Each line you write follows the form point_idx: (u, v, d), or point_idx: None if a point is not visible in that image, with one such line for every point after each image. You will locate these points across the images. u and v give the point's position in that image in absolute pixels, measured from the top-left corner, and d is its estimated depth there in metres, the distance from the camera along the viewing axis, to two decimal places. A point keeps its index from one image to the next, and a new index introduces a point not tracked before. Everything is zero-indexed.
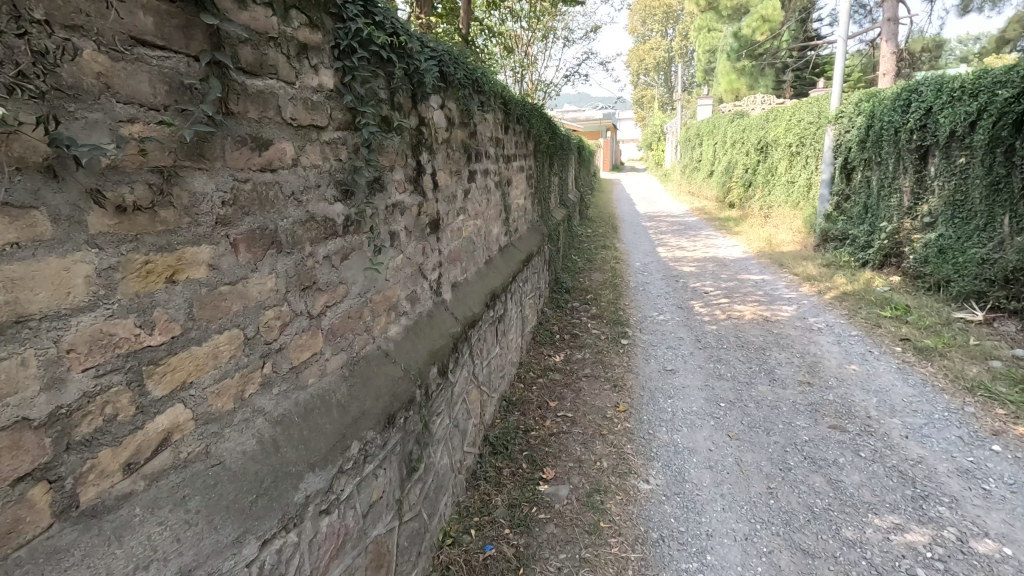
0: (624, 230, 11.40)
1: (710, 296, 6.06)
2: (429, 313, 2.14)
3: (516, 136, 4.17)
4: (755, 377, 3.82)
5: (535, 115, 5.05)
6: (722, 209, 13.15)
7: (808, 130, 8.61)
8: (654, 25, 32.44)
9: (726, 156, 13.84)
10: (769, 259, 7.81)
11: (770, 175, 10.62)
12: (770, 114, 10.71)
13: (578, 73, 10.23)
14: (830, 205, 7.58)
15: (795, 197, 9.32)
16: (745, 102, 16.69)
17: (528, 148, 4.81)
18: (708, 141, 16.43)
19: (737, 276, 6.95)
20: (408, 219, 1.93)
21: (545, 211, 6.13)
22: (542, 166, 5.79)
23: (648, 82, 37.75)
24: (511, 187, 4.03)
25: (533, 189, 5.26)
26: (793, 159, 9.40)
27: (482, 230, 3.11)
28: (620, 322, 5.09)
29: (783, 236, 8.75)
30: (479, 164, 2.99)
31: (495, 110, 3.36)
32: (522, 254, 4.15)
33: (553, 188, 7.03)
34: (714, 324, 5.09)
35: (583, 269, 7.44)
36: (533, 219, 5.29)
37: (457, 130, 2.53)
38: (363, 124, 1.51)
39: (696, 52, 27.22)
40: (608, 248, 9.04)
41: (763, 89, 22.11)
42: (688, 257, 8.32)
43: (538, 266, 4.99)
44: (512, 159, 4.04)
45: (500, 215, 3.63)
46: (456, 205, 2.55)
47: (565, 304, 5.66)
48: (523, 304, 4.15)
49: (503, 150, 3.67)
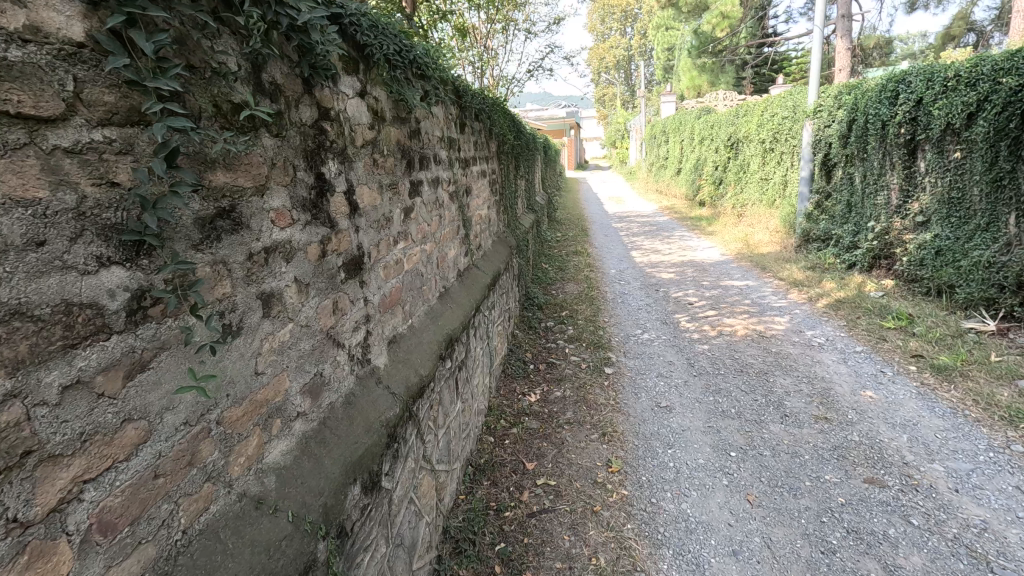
0: (595, 233, 10.86)
1: (695, 308, 5.54)
2: (350, 396, 1.46)
3: (475, 136, 3.51)
4: (764, 414, 3.26)
5: (497, 111, 4.40)
6: (693, 208, 12.80)
7: (783, 125, 8.25)
8: (613, 24, 32.31)
9: (694, 154, 13.55)
10: (749, 263, 7.39)
11: (743, 173, 10.28)
12: (740, 109, 10.37)
13: (541, 66, 9.62)
14: (811, 204, 7.20)
15: (770, 195, 8.97)
16: (708, 98, 16.52)
17: (489, 149, 4.15)
18: (673, 138, 16.16)
19: (720, 283, 6.49)
20: (303, 265, 1.24)
21: (512, 219, 5.47)
22: (507, 169, 5.14)
23: (610, 80, 37.69)
24: (471, 197, 3.37)
25: (498, 196, 4.60)
26: (767, 156, 9.05)
27: (434, 256, 2.44)
28: (601, 345, 4.50)
29: (761, 237, 8.36)
30: (426, 173, 2.32)
31: (446, 104, 2.70)
32: (487, 275, 3.50)
33: (519, 193, 6.40)
34: (705, 343, 4.54)
35: (555, 280, 6.82)
36: (499, 230, 4.64)
37: (391, 128, 1.86)
38: (154, 112, 0.81)
39: (657, 51, 27.18)
40: (580, 254, 8.47)
41: (724, 86, 22.15)
42: (665, 262, 7.84)
43: (505, 285, 4.33)
44: (471, 163, 3.38)
45: (458, 232, 2.96)
46: (392, 230, 1.88)
47: (538, 324, 5.03)
48: (489, 335, 3.50)
49: (459, 153, 3.01)
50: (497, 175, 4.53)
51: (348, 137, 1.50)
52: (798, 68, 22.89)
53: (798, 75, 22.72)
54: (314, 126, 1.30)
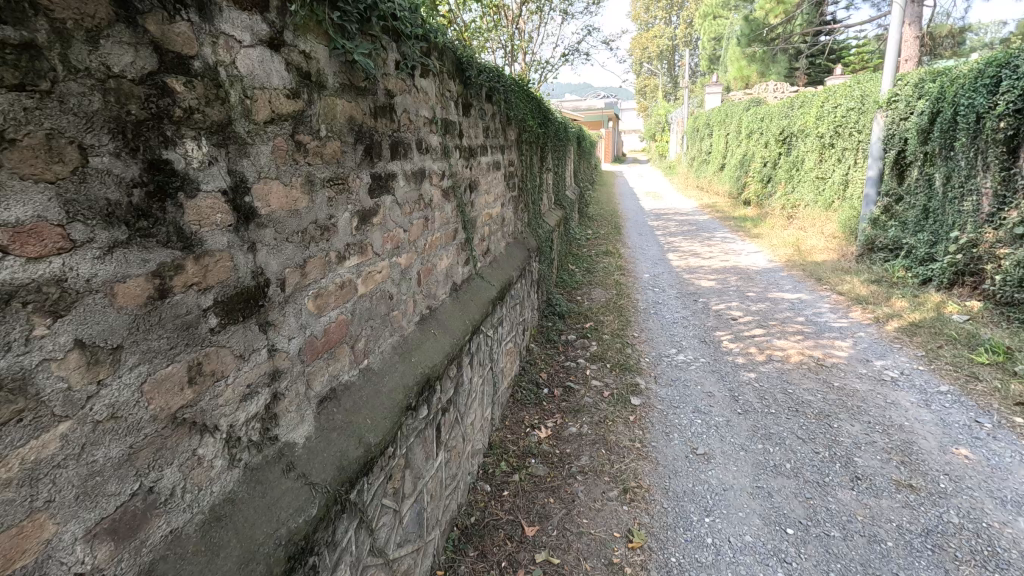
0: (629, 231, 10.17)
1: (740, 324, 4.86)
2: (220, 508, 0.95)
3: (485, 120, 2.96)
4: (829, 474, 2.62)
5: (518, 93, 3.82)
6: (737, 207, 11.89)
7: (848, 118, 7.36)
8: (658, 12, 30.93)
9: (741, 148, 12.60)
10: (802, 272, 6.60)
11: (796, 171, 9.37)
12: (796, 100, 9.44)
13: (577, 50, 8.96)
14: (878, 208, 6.35)
15: (828, 196, 8.08)
16: (756, 89, 15.44)
17: (507, 137, 3.60)
18: (718, 131, 15.14)
19: (768, 295, 5.77)
20: (104, 319, 0.73)
21: (534, 216, 4.90)
22: (530, 160, 4.58)
23: (652, 71, 36.31)
24: (477, 193, 2.82)
25: (517, 192, 4.04)
26: (826, 153, 8.15)
27: (413, 271, 1.91)
28: (629, 367, 3.90)
29: (816, 243, 7.52)
30: (403, 164, 1.78)
31: (441, 76, 2.15)
32: (496, 286, 2.96)
33: (545, 187, 5.81)
34: (752, 370, 3.89)
35: (582, 284, 6.22)
36: (516, 230, 4.08)
37: (337, 99, 1.33)
38: None
39: (703, 40, 25.83)
40: (611, 255, 7.82)
41: (775, 77, 20.79)
42: (705, 267, 7.12)
43: (520, 294, 3.78)
44: (478, 151, 2.82)
45: (455, 237, 2.43)
46: (335, 241, 1.35)
47: (558, 337, 4.47)
48: (494, 358, 2.97)
49: (459, 141, 2.46)
50: (516, 166, 3.97)
51: (239, 106, 0.98)
52: (858, 58, 21.24)
53: (857, 65, 21.13)
54: (143, 83, 0.78)
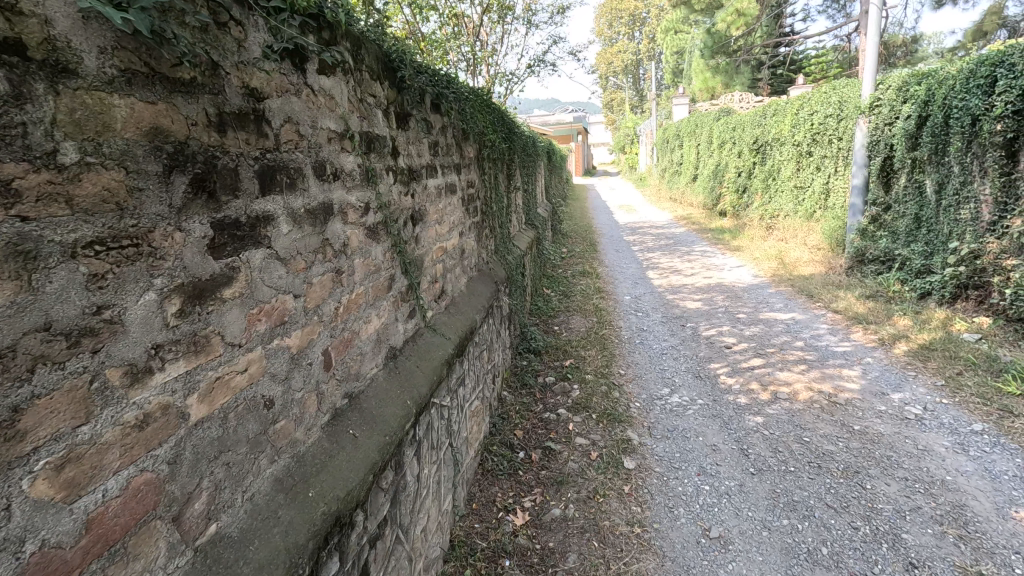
0: (605, 248, 9.73)
1: (735, 353, 4.38)
2: None
3: (432, 132, 2.40)
4: (878, 563, 2.10)
5: (476, 103, 3.29)
6: (713, 219, 11.63)
7: (826, 125, 7.09)
8: (621, 28, 31.23)
9: (713, 159, 12.39)
10: (791, 288, 6.22)
11: (773, 180, 9.12)
12: (768, 108, 9.22)
13: (543, 61, 8.55)
14: (865, 218, 6.04)
15: (808, 206, 7.79)
16: (723, 100, 15.43)
17: (463, 153, 3.04)
18: (689, 142, 14.98)
19: (759, 316, 5.33)
20: None
21: (502, 241, 4.35)
22: (494, 180, 4.05)
23: (618, 85, 36.61)
24: (424, 225, 2.25)
25: (480, 217, 3.49)
26: (805, 162, 7.88)
27: (316, 352, 1.32)
28: (618, 416, 3.36)
29: (801, 257, 7.19)
30: (288, 197, 1.20)
31: (357, 74, 1.59)
32: (455, 339, 2.38)
33: (514, 208, 5.29)
34: (758, 414, 3.38)
35: (559, 311, 5.68)
36: (480, 261, 3.52)
37: (111, 94, 0.75)
38: None
39: (667, 53, 26.06)
40: (588, 275, 7.34)
41: (739, 87, 20.99)
42: (689, 286, 6.69)
43: (487, 339, 3.21)
44: (424, 173, 2.26)
45: (390, 287, 1.84)
46: (121, 348, 0.76)
47: (534, 380, 3.91)
48: (454, 429, 2.37)
49: (392, 160, 1.89)
50: (477, 187, 3.42)
51: None
52: (818, 67, 21.66)
53: (818, 74, 21.52)
54: None
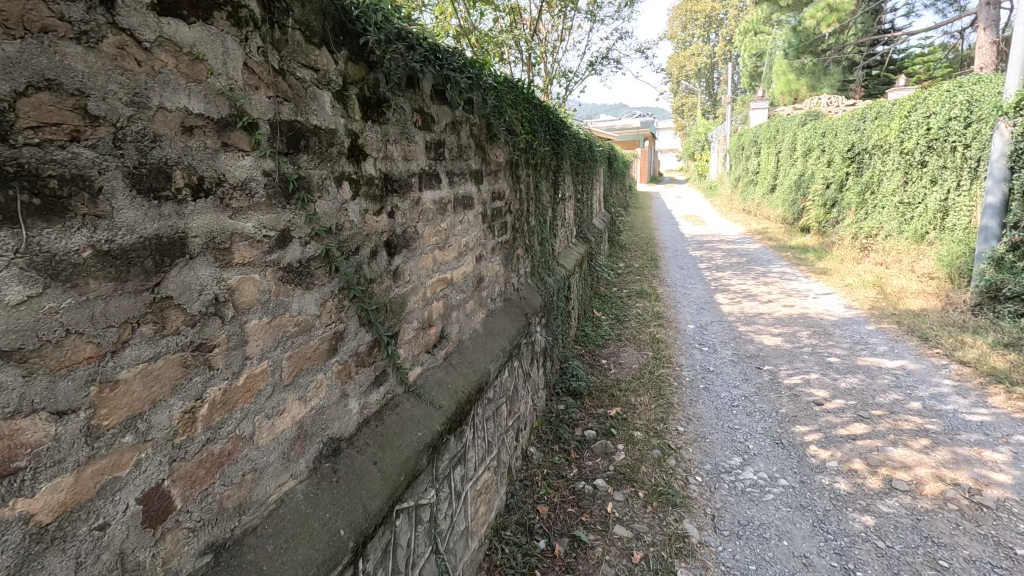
0: (668, 264, 8.85)
1: (827, 413, 3.50)
2: None
3: (433, 128, 1.81)
4: None
5: (511, 95, 2.69)
6: (793, 236, 10.40)
7: (948, 130, 5.91)
8: (695, 30, 29.66)
9: (797, 168, 11.10)
10: (896, 326, 5.15)
11: (872, 194, 7.87)
12: (869, 111, 7.99)
13: (606, 59, 7.84)
14: (1001, 245, 4.86)
15: (918, 226, 6.57)
16: (808, 103, 14.00)
17: (487, 158, 2.44)
18: (768, 149, 13.64)
19: (858, 362, 4.36)
20: None
21: (541, 260, 3.71)
22: (533, 189, 3.43)
23: (690, 90, 34.89)
24: (410, 253, 1.66)
25: (509, 235, 2.88)
26: (916, 174, 6.66)
27: (121, 501, 0.75)
28: (673, 496, 2.63)
29: (907, 287, 6.03)
30: (38, 230, 0.65)
31: (272, 30, 1.03)
32: (450, 405, 1.78)
33: (562, 221, 4.64)
34: (866, 510, 2.53)
35: (609, 341, 4.95)
36: (508, 290, 2.90)
37: None
38: None
39: (745, 55, 24.36)
40: (646, 296, 6.55)
41: (827, 90, 19.16)
42: (766, 316, 5.75)
43: (509, 388, 2.59)
44: (414, 183, 1.68)
45: (333, 350, 1.26)
46: None
47: (571, 432, 3.26)
48: (443, 528, 1.77)
49: (350, 164, 1.31)
50: (506, 198, 2.81)
51: None
52: (923, 68, 19.36)
53: (922, 75, 19.22)
54: None
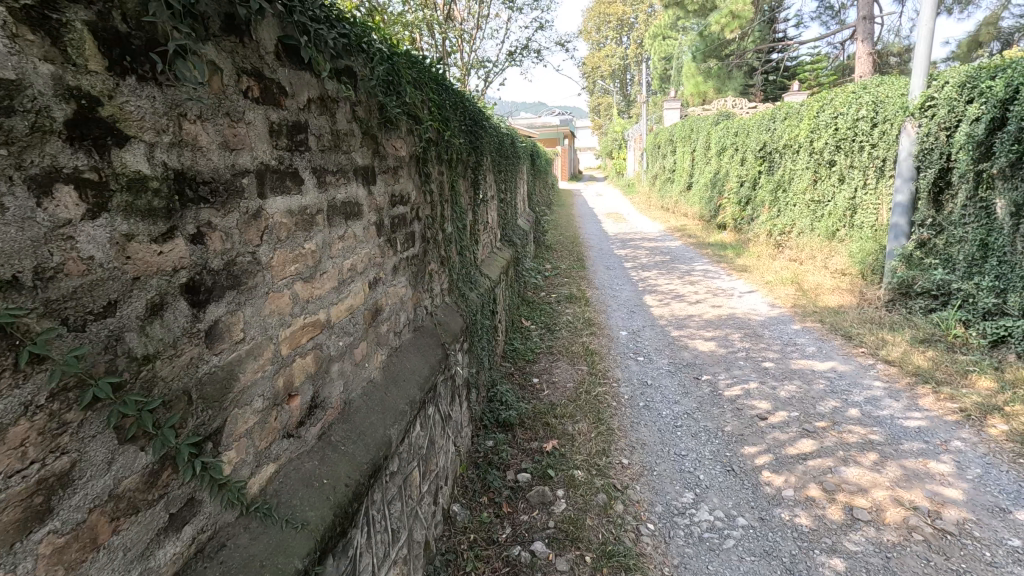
0: (594, 264, 8.65)
1: (772, 428, 3.28)
2: None
3: (284, 104, 1.21)
4: None
5: (413, 72, 2.12)
6: (711, 233, 10.65)
7: (856, 130, 6.08)
8: (609, 32, 30.36)
9: (711, 167, 11.40)
10: (819, 324, 5.18)
11: (784, 193, 8.11)
12: (779, 111, 8.23)
13: (526, 50, 7.43)
14: (910, 242, 5.01)
15: (829, 223, 6.79)
16: (717, 104, 14.56)
17: (382, 151, 1.86)
18: (683, 147, 13.99)
19: (791, 366, 4.25)
20: None
21: (460, 274, 3.17)
22: (447, 192, 2.88)
23: (605, 90, 35.77)
24: (244, 296, 1.06)
25: (418, 248, 2.31)
26: (826, 173, 6.87)
27: None
28: (625, 557, 2.21)
29: (822, 284, 6.17)
30: None
31: None
32: (324, 515, 1.20)
33: (484, 225, 4.13)
34: (833, 551, 2.26)
35: (540, 356, 4.52)
36: (419, 317, 2.34)
37: None
38: None
39: (656, 58, 25.22)
40: (576, 301, 6.23)
41: (731, 93, 20.21)
42: (696, 318, 5.61)
43: (422, 445, 2.03)
44: (249, 186, 1.08)
45: (42, 514, 0.66)
46: None
47: (502, 478, 2.76)
48: None
49: (78, 155, 0.71)
50: (412, 203, 2.24)
51: None
52: (812, 75, 20.99)
53: (812, 81, 20.82)
54: None
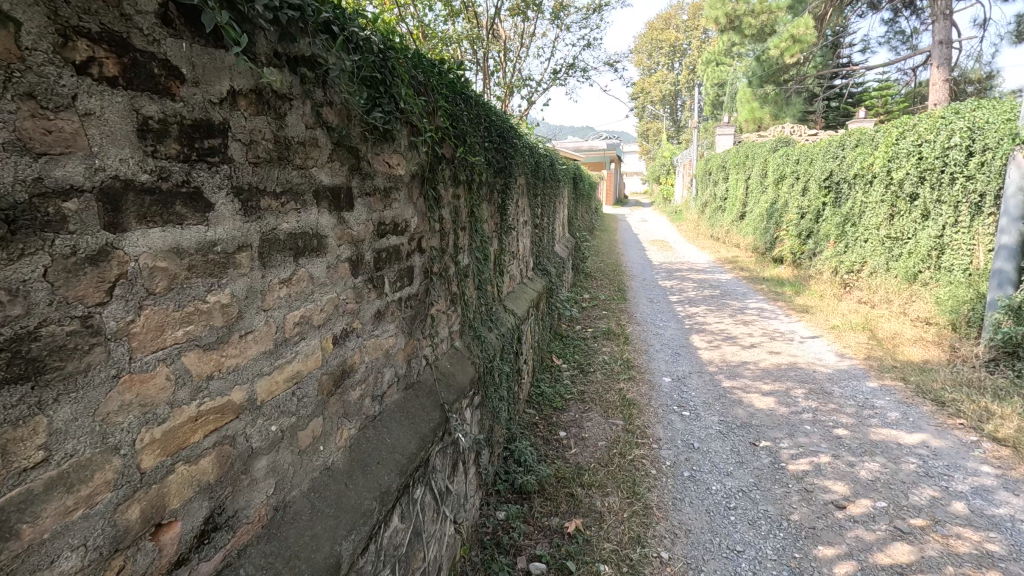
0: (637, 295, 8.07)
1: (853, 524, 2.64)
2: None
3: (179, 92, 0.83)
4: None
5: (418, 73, 1.74)
6: (766, 267, 9.85)
7: (946, 160, 5.35)
8: (660, 58, 29.93)
9: (768, 196, 10.63)
10: (902, 383, 4.42)
11: (853, 227, 7.32)
12: (849, 138, 7.49)
13: (572, 69, 7.08)
14: (1018, 293, 4.23)
15: (908, 264, 5.98)
16: (774, 131, 13.73)
17: (363, 168, 1.46)
18: (736, 174, 13.24)
19: (872, 437, 3.55)
20: None
21: (477, 312, 2.75)
22: (464, 218, 2.49)
23: (655, 115, 35.18)
24: (54, 391, 0.66)
25: (417, 287, 1.90)
26: (905, 207, 6.10)
27: None
28: None
29: (901, 333, 5.39)
30: None
31: None
32: None
33: (512, 255, 3.70)
34: None
35: (570, 404, 4.00)
36: (414, 371, 1.91)
37: None
38: None
39: (708, 83, 24.51)
40: (614, 337, 5.69)
41: (789, 119, 19.19)
42: (751, 366, 4.96)
43: (401, 544, 1.58)
44: (81, 213, 0.69)
45: None
46: None
47: (511, 566, 2.27)
48: None
49: None
50: (411, 233, 1.84)
51: None
52: (880, 101, 19.68)
53: (879, 108, 19.50)
54: None
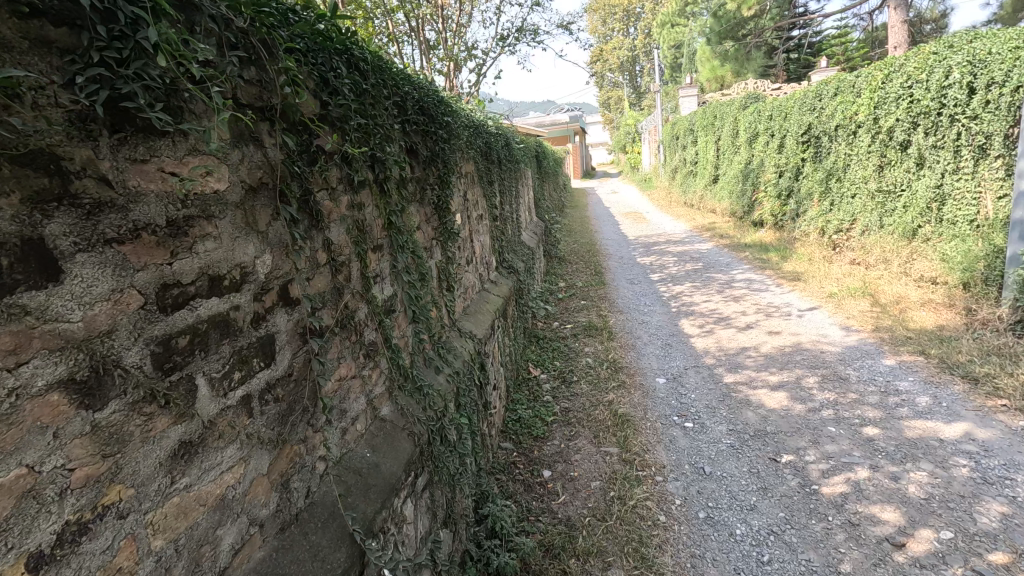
0: (616, 278, 7.47)
1: (921, 571, 2.08)
2: None
3: None
4: None
5: (227, 12, 1.01)
6: (746, 232, 9.35)
7: (944, 99, 4.83)
8: (615, 24, 29.01)
9: (741, 156, 10.10)
10: (922, 358, 3.91)
11: (837, 183, 6.82)
12: (827, 86, 6.94)
13: (521, 33, 6.29)
14: None
15: (904, 219, 5.51)
16: (740, 88, 13.17)
17: (91, 191, 0.75)
18: (705, 137, 12.67)
19: (908, 434, 3.02)
20: None
21: (412, 354, 2.05)
22: (376, 232, 1.77)
23: (615, 84, 34.37)
24: None
25: (286, 364, 1.20)
26: (897, 157, 5.59)
27: None
28: None
29: (907, 297, 4.90)
30: None
31: None
32: None
33: (463, 263, 3.01)
34: None
35: (554, 430, 3.36)
36: (295, 496, 1.22)
37: None
38: None
39: (665, 45, 23.81)
40: (596, 333, 5.07)
41: (752, 76, 18.64)
42: (752, 354, 4.39)
43: None
44: None
45: None
46: None
47: None
48: None
49: None
50: (261, 282, 1.12)
51: None
52: (840, 49, 19.26)
53: (840, 57, 19.08)
54: None
